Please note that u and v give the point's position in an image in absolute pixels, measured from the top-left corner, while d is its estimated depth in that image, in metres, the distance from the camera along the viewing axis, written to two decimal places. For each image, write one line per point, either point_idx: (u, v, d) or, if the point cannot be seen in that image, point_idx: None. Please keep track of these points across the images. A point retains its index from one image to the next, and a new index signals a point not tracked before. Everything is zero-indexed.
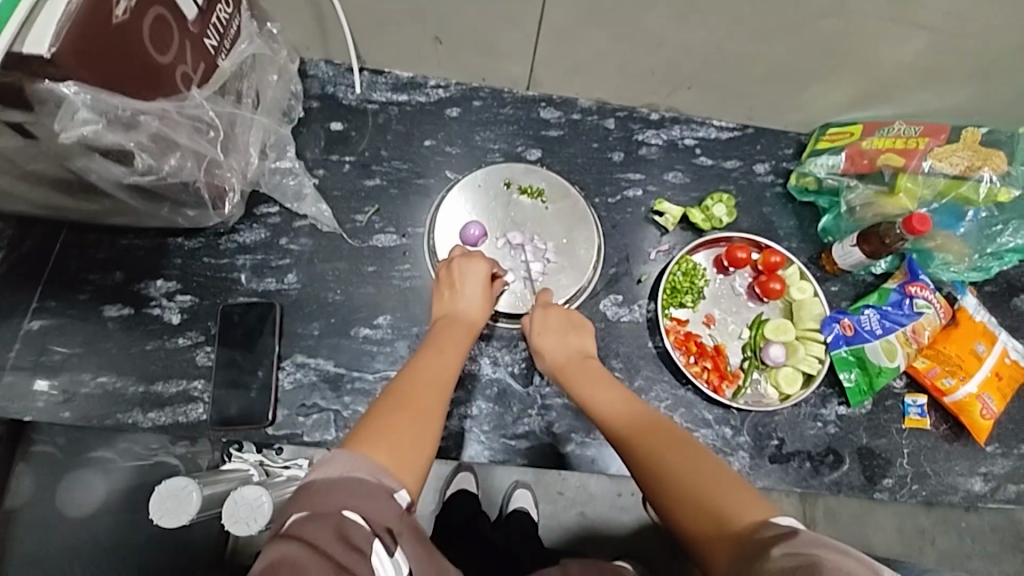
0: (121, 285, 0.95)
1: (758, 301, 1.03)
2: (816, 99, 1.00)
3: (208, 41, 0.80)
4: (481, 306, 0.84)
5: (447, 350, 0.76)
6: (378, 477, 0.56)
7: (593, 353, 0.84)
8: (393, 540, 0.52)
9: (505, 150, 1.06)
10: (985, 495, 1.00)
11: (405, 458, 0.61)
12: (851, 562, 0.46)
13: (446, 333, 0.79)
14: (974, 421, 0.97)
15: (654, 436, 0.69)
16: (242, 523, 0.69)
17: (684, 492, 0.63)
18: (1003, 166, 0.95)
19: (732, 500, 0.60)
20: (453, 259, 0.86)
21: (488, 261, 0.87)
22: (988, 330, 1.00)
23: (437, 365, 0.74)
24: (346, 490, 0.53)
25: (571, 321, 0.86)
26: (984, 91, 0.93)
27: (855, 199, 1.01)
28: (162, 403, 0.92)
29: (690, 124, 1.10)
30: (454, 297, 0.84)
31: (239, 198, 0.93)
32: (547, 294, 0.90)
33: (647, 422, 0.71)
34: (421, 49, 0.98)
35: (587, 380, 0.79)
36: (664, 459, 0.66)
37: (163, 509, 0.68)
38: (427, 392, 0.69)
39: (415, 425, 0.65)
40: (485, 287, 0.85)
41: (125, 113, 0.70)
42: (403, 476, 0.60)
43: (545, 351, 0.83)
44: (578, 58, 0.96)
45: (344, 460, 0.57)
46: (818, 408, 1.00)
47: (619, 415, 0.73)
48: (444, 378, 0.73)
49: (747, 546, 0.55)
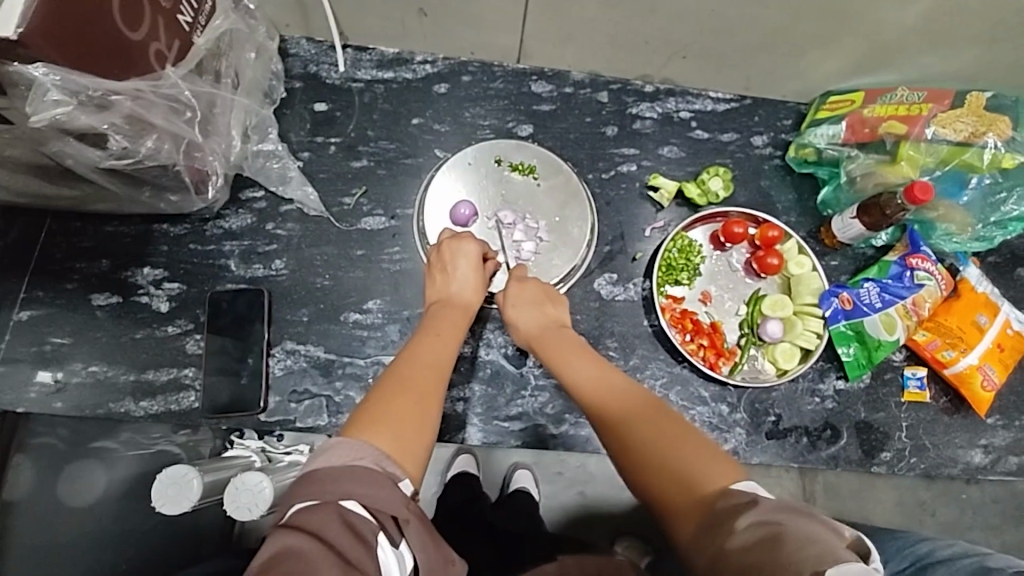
0: (108, 273, 0.93)
1: (756, 276, 1.01)
2: (816, 66, 0.97)
3: (181, 17, 0.76)
4: (475, 288, 0.82)
5: (442, 333, 0.75)
6: (382, 465, 0.56)
7: (568, 324, 0.83)
8: (399, 530, 0.52)
9: (496, 126, 1.03)
10: (985, 467, 1.00)
11: (410, 444, 0.61)
12: (818, 527, 0.47)
13: (440, 316, 0.78)
14: (974, 393, 0.96)
15: (626, 406, 0.68)
16: (243, 509, 0.70)
17: (653, 462, 0.62)
18: (1008, 131, 0.91)
19: (700, 466, 0.59)
20: (443, 242, 0.84)
21: (481, 243, 0.85)
22: (991, 300, 0.98)
23: (434, 348, 0.73)
24: (351, 476, 0.53)
25: (546, 294, 0.84)
26: (991, 52, 0.89)
27: (855, 169, 0.98)
28: (154, 391, 0.91)
29: (686, 96, 1.06)
30: (446, 280, 0.83)
31: (222, 181, 0.91)
32: (522, 268, 0.87)
33: (620, 391, 0.70)
34: (405, 22, 0.95)
35: (561, 351, 0.77)
36: (634, 429, 0.65)
37: (164, 496, 0.70)
38: (425, 374, 0.69)
39: (415, 408, 0.64)
40: (478, 268, 0.83)
41: (97, 94, 0.68)
42: (408, 464, 0.59)
43: (518, 324, 0.82)
44: (569, 28, 0.93)
45: (348, 448, 0.56)
46: (816, 383, 0.98)
47: (592, 386, 0.72)
48: (441, 359, 0.72)
49: (713, 515, 0.54)
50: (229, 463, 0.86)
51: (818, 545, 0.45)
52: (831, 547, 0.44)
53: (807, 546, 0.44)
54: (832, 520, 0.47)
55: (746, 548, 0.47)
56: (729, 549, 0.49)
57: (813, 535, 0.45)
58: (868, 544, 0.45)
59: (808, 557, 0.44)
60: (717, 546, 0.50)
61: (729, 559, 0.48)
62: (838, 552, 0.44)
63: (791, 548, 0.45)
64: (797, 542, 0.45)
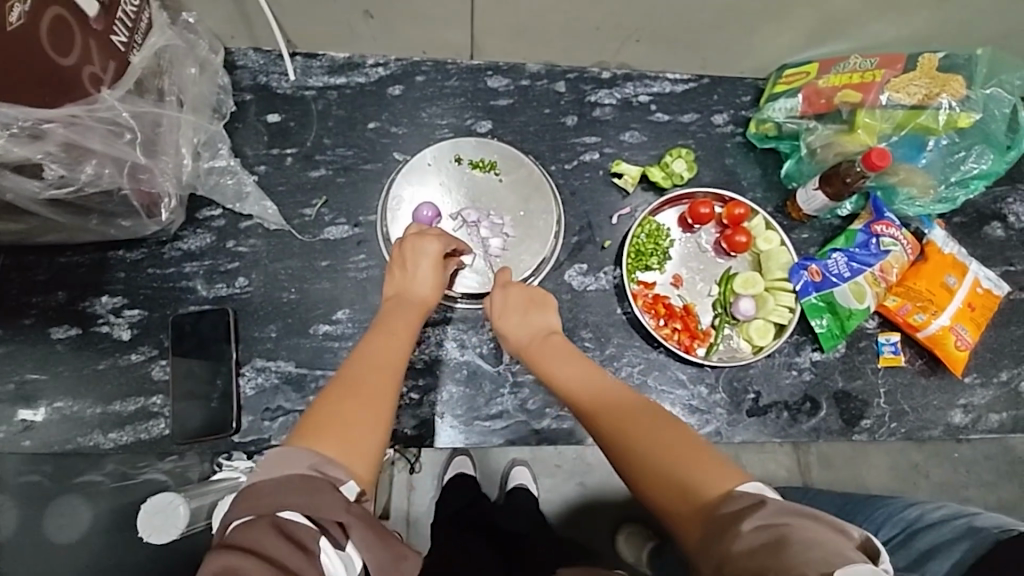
0: (65, 305, 0.91)
1: (726, 256, 1.01)
2: (769, 39, 0.96)
3: (116, 38, 0.76)
4: (434, 284, 0.80)
5: (395, 331, 0.72)
6: (321, 471, 0.55)
7: (557, 329, 0.81)
8: (343, 533, 0.51)
9: (454, 125, 1.02)
10: (965, 426, 1.01)
11: (355, 448, 0.59)
12: (820, 528, 0.48)
13: (396, 314, 0.75)
14: (949, 354, 0.97)
15: (623, 411, 0.66)
16: None
17: (654, 469, 0.61)
18: (961, 91, 0.92)
19: (699, 470, 0.58)
20: (405, 238, 0.82)
21: (444, 239, 0.82)
22: (958, 261, 0.98)
23: (390, 347, 0.70)
24: (288, 488, 0.52)
25: (533, 299, 0.81)
26: (939, 13, 0.89)
27: (815, 140, 0.98)
28: (122, 422, 0.89)
29: (643, 79, 1.06)
30: (405, 276, 0.80)
31: (175, 202, 0.90)
32: (508, 270, 0.84)
33: (616, 397, 0.68)
34: (352, 25, 0.93)
35: (554, 359, 0.76)
36: (631, 435, 0.63)
37: (151, 526, 0.69)
38: (376, 375, 0.66)
39: (363, 412, 0.62)
40: (438, 266, 0.81)
41: (27, 124, 0.67)
42: (354, 466, 0.58)
43: (509, 335, 0.80)
44: (518, 19, 0.92)
45: (287, 459, 0.56)
46: (792, 357, 0.99)
47: (586, 392, 0.70)
48: (396, 360, 0.69)
49: (716, 520, 0.53)
50: (215, 486, 0.82)
51: (820, 547, 0.45)
52: (834, 549, 0.45)
53: (811, 550, 0.45)
54: (839, 520, 0.49)
55: (753, 554, 0.47)
56: (733, 555, 0.49)
57: (817, 538, 0.46)
58: (876, 543, 0.47)
59: (813, 559, 0.45)
60: (722, 552, 0.50)
61: (733, 565, 0.48)
62: (843, 553, 0.45)
63: (794, 552, 0.45)
64: (799, 545, 0.46)
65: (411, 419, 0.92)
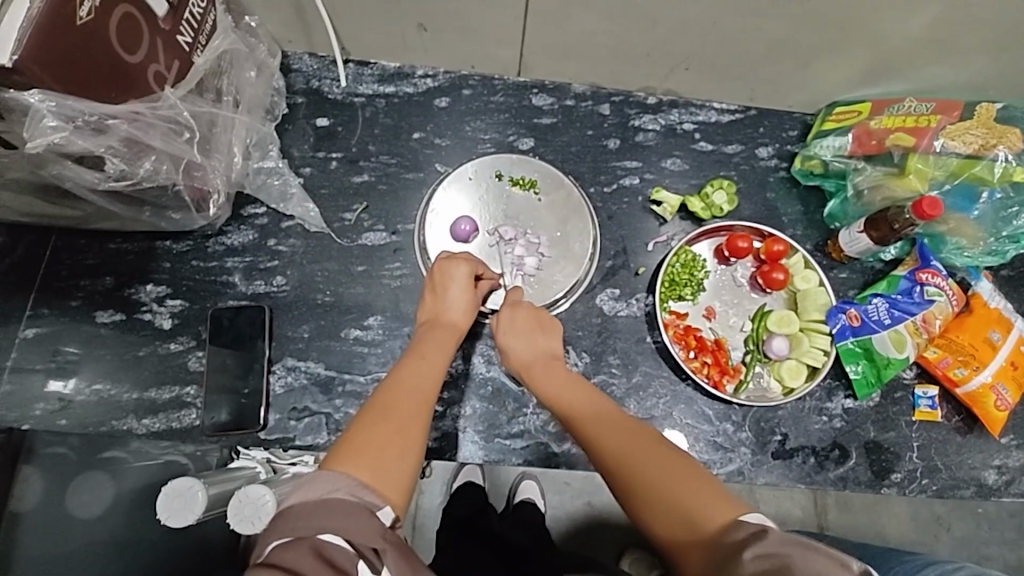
0: (112, 290, 0.94)
1: (761, 291, 0.99)
2: (821, 76, 0.95)
3: (181, 38, 0.79)
4: (466, 310, 0.83)
5: (427, 355, 0.75)
6: (358, 495, 0.57)
7: (560, 354, 0.80)
8: (379, 558, 0.52)
9: (496, 140, 1.03)
10: (998, 488, 0.97)
11: (389, 473, 0.61)
12: (820, 558, 0.47)
13: (429, 338, 0.78)
14: (987, 413, 0.94)
15: (625, 440, 0.65)
16: (247, 522, 0.66)
17: (651, 496, 0.61)
18: (1019, 144, 0.89)
19: (702, 501, 0.58)
20: (436, 262, 0.85)
21: (472, 264, 0.85)
22: (1004, 317, 0.95)
23: (421, 371, 0.72)
24: (325, 510, 0.54)
25: (538, 321, 0.81)
26: (1000, 62, 0.87)
27: (862, 181, 0.96)
28: (156, 409, 0.92)
29: (689, 107, 1.05)
30: (439, 303, 0.83)
31: (223, 199, 0.91)
32: (519, 291, 0.87)
33: (615, 425, 0.67)
34: (405, 38, 0.95)
35: (554, 380, 0.75)
36: (635, 466, 0.62)
37: (169, 509, 0.67)
38: (410, 400, 0.68)
39: (396, 438, 0.64)
40: (471, 289, 0.84)
41: (93, 118, 0.69)
42: (388, 492, 0.60)
43: (512, 355, 0.79)
44: (569, 41, 0.92)
45: (323, 481, 0.57)
46: (823, 402, 0.97)
47: (593, 418, 0.69)
48: (427, 385, 0.71)
49: (717, 552, 0.54)
50: (233, 475, 0.79)
51: None
52: None
53: None
54: (837, 551, 0.47)
55: None
56: None
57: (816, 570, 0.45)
58: None
59: None
60: None
61: None
62: None
63: None
64: None
65: (432, 431, 0.93)
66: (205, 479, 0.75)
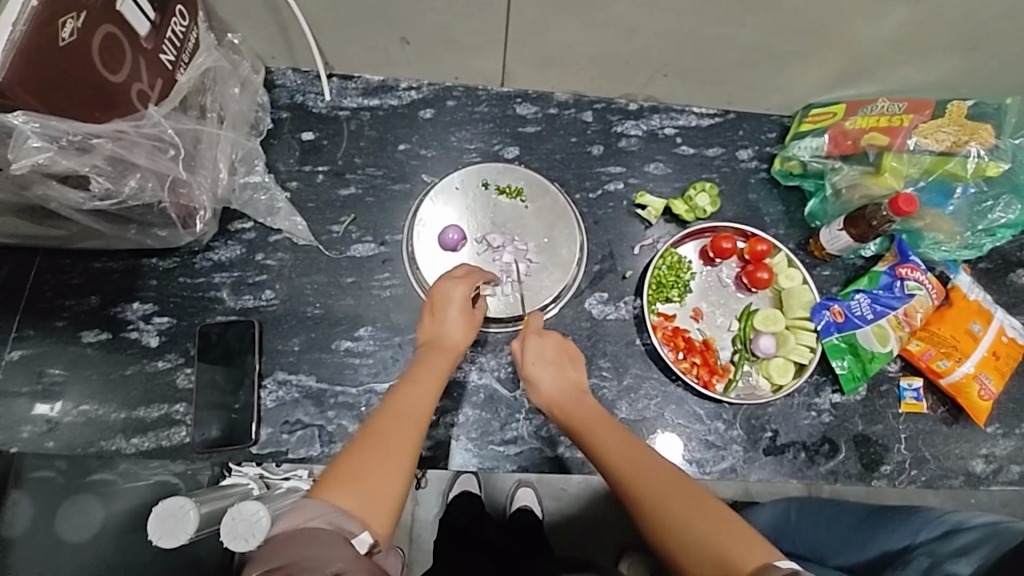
0: (98, 309, 0.93)
1: (747, 291, 1.01)
2: (797, 79, 0.97)
3: (165, 56, 0.79)
4: (463, 328, 0.81)
5: (422, 379, 0.73)
6: (335, 523, 0.57)
7: (587, 388, 0.80)
8: None
9: (481, 149, 1.04)
10: (986, 477, 0.99)
11: (371, 501, 0.60)
12: None
13: (425, 361, 0.77)
14: (971, 403, 0.96)
15: (651, 474, 0.65)
16: (241, 539, 0.65)
17: (673, 537, 0.60)
18: (990, 140, 0.92)
19: (733, 540, 0.57)
20: (436, 283, 0.83)
21: (470, 282, 0.83)
22: (983, 308, 0.98)
23: (415, 396, 0.71)
24: (301, 538, 0.54)
25: (566, 354, 0.82)
26: (968, 61, 0.90)
27: (840, 180, 0.98)
28: (145, 428, 0.91)
29: (670, 112, 1.07)
30: (438, 324, 0.81)
31: (210, 215, 0.92)
32: (537, 316, 0.85)
33: (641, 463, 0.67)
34: (388, 51, 0.96)
35: (581, 412, 0.76)
36: (665, 508, 0.62)
37: (161, 529, 0.66)
38: (400, 425, 0.67)
39: (385, 470, 0.63)
40: (467, 311, 0.82)
41: (77, 138, 0.69)
42: (371, 519, 0.60)
43: (539, 387, 0.80)
44: (549, 50, 0.93)
45: (301, 510, 0.58)
46: (812, 397, 0.98)
47: (621, 457, 0.69)
48: (418, 412, 0.69)
49: None
50: (225, 492, 0.79)
51: None
52: None
53: None
54: None
55: None
56: None
57: None
58: None
59: None
60: None
61: None
62: None
63: None
64: None
65: (426, 440, 0.93)
66: (195, 498, 0.74)
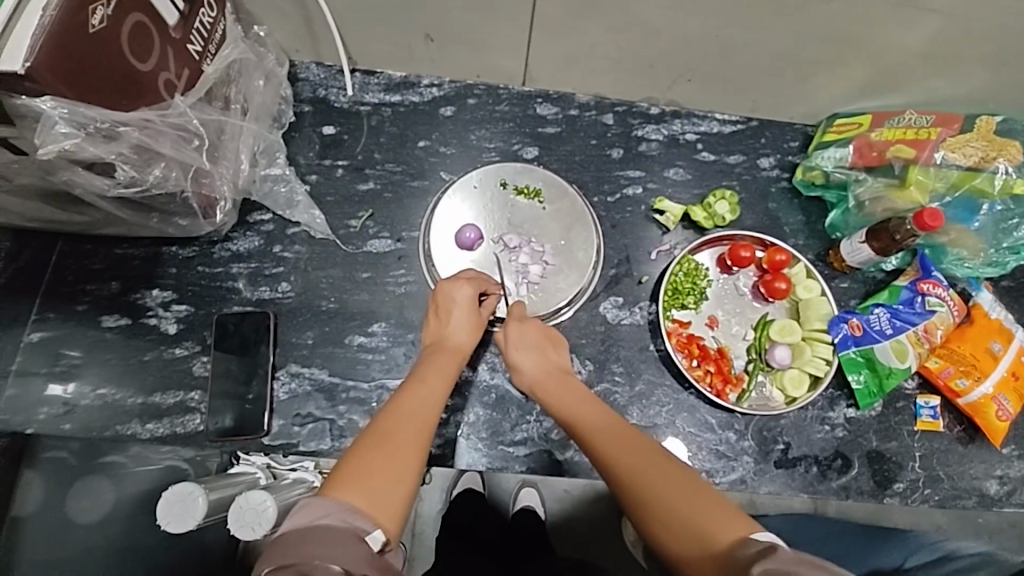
0: (117, 295, 0.94)
1: (764, 301, 1.00)
2: (823, 89, 0.96)
3: (192, 46, 0.80)
4: (470, 330, 0.82)
5: (428, 380, 0.73)
6: (348, 521, 0.56)
7: (571, 370, 0.80)
8: None
9: (501, 149, 1.04)
10: (1000, 498, 0.97)
11: (383, 499, 0.60)
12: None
13: (432, 362, 0.77)
14: (989, 423, 0.94)
15: (632, 448, 0.64)
16: (247, 528, 0.66)
17: (655, 514, 0.60)
18: (1019, 156, 0.90)
19: (713, 515, 0.57)
20: (439, 285, 0.85)
21: (474, 283, 0.85)
22: (1004, 327, 0.96)
23: (422, 396, 0.70)
24: (314, 539, 0.53)
25: (548, 337, 0.82)
26: (1000, 76, 0.88)
27: (863, 192, 0.97)
28: (160, 414, 0.92)
29: (692, 118, 1.06)
30: (442, 324, 0.83)
31: (230, 206, 0.92)
32: (521, 305, 0.86)
33: (622, 440, 0.66)
34: (412, 48, 0.96)
35: (564, 395, 0.75)
36: (646, 483, 0.61)
37: (170, 515, 0.67)
38: (409, 423, 0.66)
39: (392, 464, 0.62)
40: (473, 312, 0.83)
41: (104, 125, 0.70)
42: (383, 516, 0.59)
43: (521, 370, 0.79)
44: (573, 52, 0.93)
45: (313, 507, 0.56)
46: (826, 411, 0.97)
47: (604, 434, 0.67)
48: (426, 411, 0.69)
49: (730, 566, 0.52)
50: (235, 479, 0.80)
51: None
52: None
53: None
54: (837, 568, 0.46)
55: None
56: None
57: None
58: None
59: None
60: None
61: None
62: None
63: None
64: None
65: (435, 438, 0.93)
66: (205, 484, 0.74)
